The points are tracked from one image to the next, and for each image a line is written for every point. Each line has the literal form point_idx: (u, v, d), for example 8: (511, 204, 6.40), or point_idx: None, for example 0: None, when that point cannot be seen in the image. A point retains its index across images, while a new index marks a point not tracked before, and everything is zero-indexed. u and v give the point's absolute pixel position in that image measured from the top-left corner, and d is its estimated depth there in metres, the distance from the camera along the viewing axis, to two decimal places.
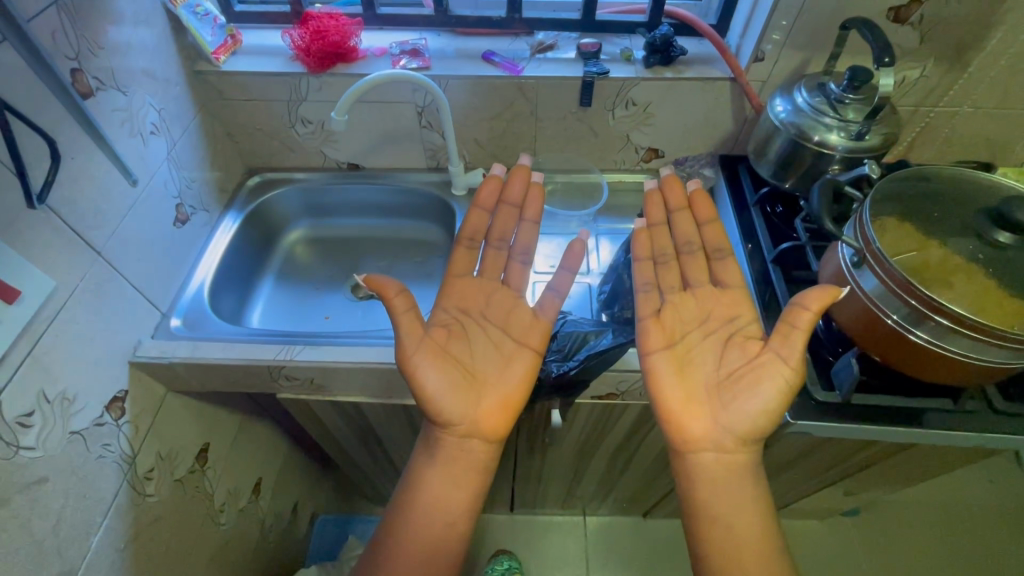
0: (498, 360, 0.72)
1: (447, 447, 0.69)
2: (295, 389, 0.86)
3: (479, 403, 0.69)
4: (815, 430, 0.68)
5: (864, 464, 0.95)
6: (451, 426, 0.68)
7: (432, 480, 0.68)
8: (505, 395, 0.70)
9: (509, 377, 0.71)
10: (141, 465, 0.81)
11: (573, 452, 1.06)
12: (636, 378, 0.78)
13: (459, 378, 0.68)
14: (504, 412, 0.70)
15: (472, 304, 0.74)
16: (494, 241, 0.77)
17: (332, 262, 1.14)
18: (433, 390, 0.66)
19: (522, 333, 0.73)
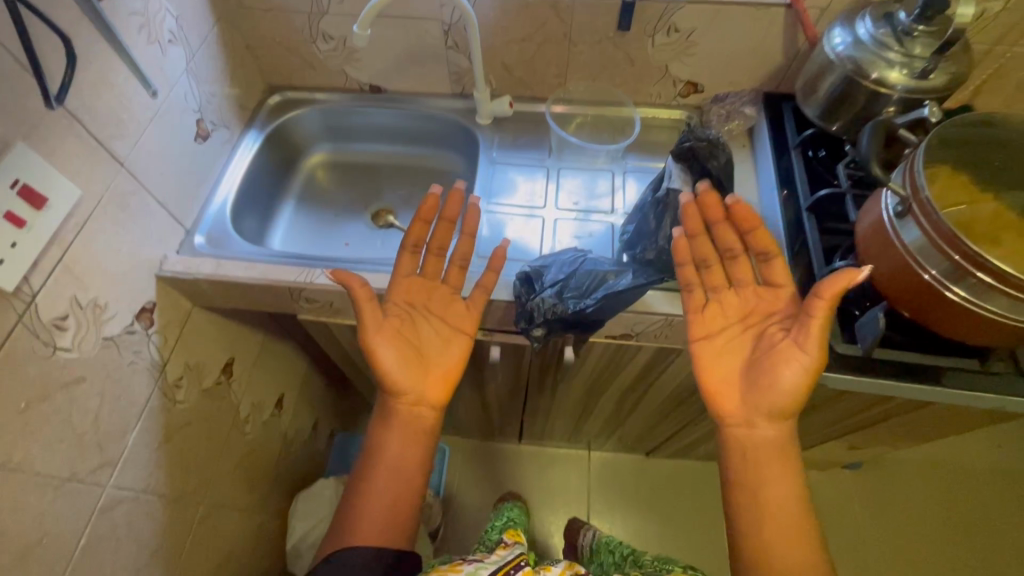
0: (433, 343, 0.72)
1: (400, 415, 0.68)
2: (314, 312, 0.88)
3: (424, 375, 0.70)
4: (833, 382, 0.67)
5: (875, 418, 0.96)
6: (399, 394, 0.68)
7: (388, 444, 0.67)
8: (444, 371, 0.71)
9: (446, 356, 0.71)
10: (171, 373, 0.85)
11: (583, 390, 1.08)
12: (653, 320, 0.77)
13: (409, 355, 0.69)
14: (442, 383, 0.70)
15: (418, 296, 0.72)
16: (435, 249, 0.72)
17: (352, 188, 1.13)
18: (387, 366, 0.67)
19: (458, 318, 0.73)
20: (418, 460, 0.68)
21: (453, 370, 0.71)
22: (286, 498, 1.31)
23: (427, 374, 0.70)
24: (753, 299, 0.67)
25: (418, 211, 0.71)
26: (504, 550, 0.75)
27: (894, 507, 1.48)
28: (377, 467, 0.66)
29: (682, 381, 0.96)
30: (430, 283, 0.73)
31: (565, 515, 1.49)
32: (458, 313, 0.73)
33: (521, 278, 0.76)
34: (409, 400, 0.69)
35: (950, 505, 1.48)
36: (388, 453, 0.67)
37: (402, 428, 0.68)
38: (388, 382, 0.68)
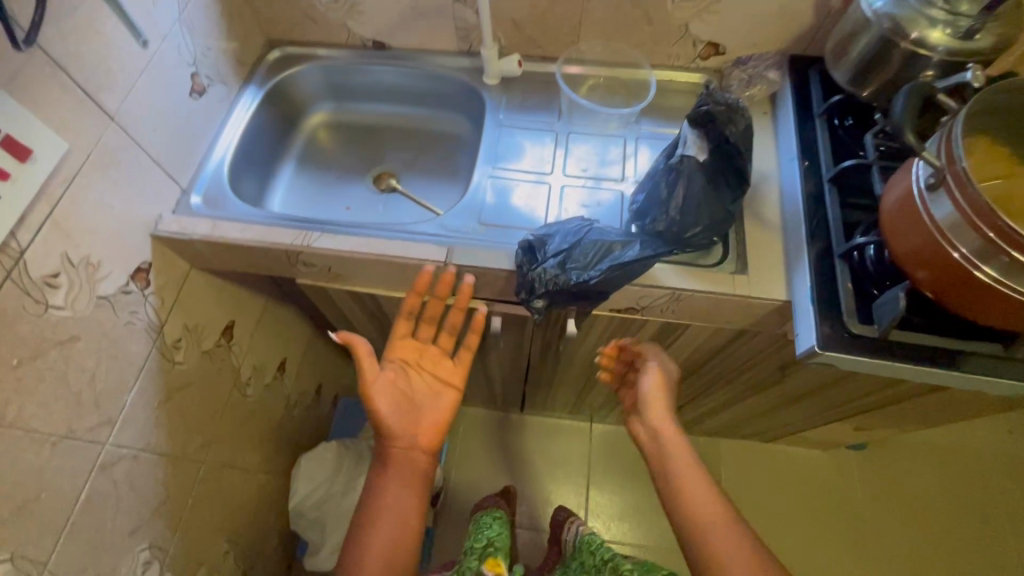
0: (424, 396, 0.78)
1: (398, 458, 0.71)
2: (313, 277, 0.86)
3: (417, 421, 0.75)
4: (846, 364, 0.64)
5: (885, 400, 0.93)
6: (396, 438, 0.72)
7: (388, 487, 0.68)
8: (436, 419, 0.76)
9: (436, 406, 0.77)
10: (169, 334, 0.85)
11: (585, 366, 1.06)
12: (660, 294, 0.74)
13: (405, 404, 0.75)
14: (434, 430, 0.75)
15: (413, 355, 0.80)
16: (427, 317, 0.80)
17: (354, 150, 1.09)
18: (385, 410, 0.73)
19: (447, 373, 0.81)
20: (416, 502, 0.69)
21: (444, 416, 0.77)
22: (289, 460, 1.33)
23: (420, 421, 0.75)
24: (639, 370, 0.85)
25: (415, 285, 0.76)
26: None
27: (897, 488, 1.48)
28: (377, 512, 0.67)
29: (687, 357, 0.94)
30: (422, 346, 0.81)
31: (566, 485, 1.50)
32: (447, 369, 0.81)
33: (523, 246, 0.73)
34: (404, 443, 0.72)
35: (954, 487, 1.47)
36: (388, 494, 0.68)
37: (399, 471, 0.70)
38: (384, 429, 0.72)
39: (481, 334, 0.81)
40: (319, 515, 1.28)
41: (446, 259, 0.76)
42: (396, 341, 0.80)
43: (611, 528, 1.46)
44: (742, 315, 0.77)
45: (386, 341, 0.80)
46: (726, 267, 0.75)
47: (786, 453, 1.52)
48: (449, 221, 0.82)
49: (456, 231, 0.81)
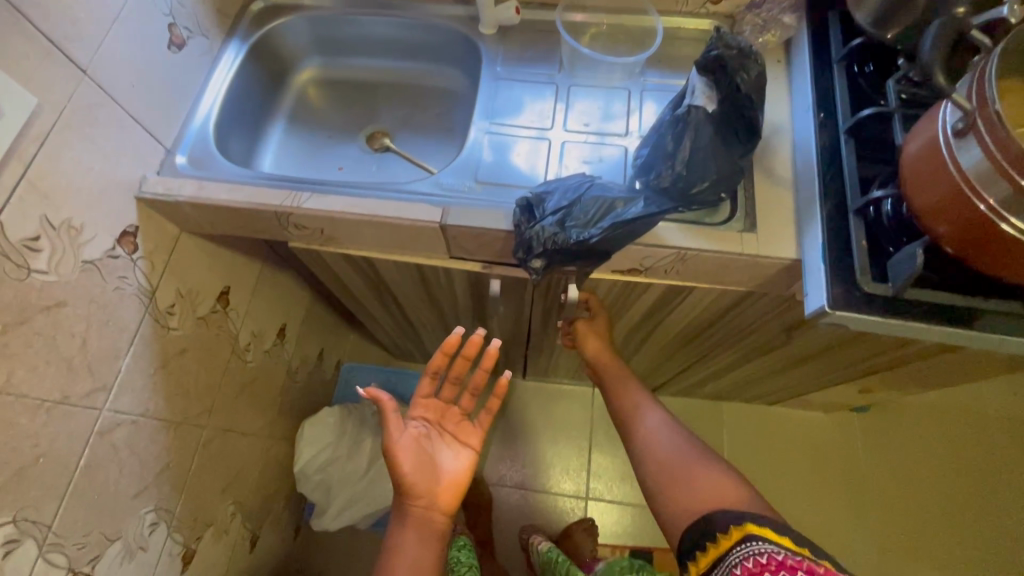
0: (445, 455, 0.77)
1: (416, 518, 0.70)
2: (306, 240, 0.83)
3: (437, 480, 0.74)
4: (857, 323, 0.62)
5: (895, 361, 0.91)
6: (416, 496, 0.71)
7: (407, 548, 0.67)
8: (456, 478, 0.75)
9: (456, 464, 0.77)
10: (162, 300, 0.83)
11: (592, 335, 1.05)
12: (665, 254, 0.71)
13: (428, 461, 0.74)
14: (454, 492, 0.74)
15: (435, 414, 0.82)
16: (452, 378, 0.83)
17: (346, 107, 1.04)
18: (406, 466, 0.72)
19: (465, 434, 0.81)
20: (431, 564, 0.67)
21: (464, 480, 0.76)
22: (293, 425, 1.34)
23: (440, 480, 0.74)
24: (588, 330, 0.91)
25: (443, 346, 0.78)
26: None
27: (899, 449, 1.48)
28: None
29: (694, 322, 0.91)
30: (445, 406, 0.83)
31: (568, 448, 1.52)
32: (467, 430, 0.82)
33: (521, 205, 0.70)
34: (424, 503, 0.71)
35: (958, 448, 1.47)
36: (404, 554, 0.67)
37: (419, 531, 0.69)
38: (405, 486, 0.71)
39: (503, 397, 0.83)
40: (324, 478, 1.30)
41: (441, 220, 0.73)
42: (418, 401, 0.82)
43: (613, 488, 1.48)
44: (749, 276, 0.74)
45: (410, 399, 0.82)
46: (734, 225, 0.72)
47: (789, 415, 1.52)
48: (445, 180, 0.79)
49: (452, 190, 0.77)
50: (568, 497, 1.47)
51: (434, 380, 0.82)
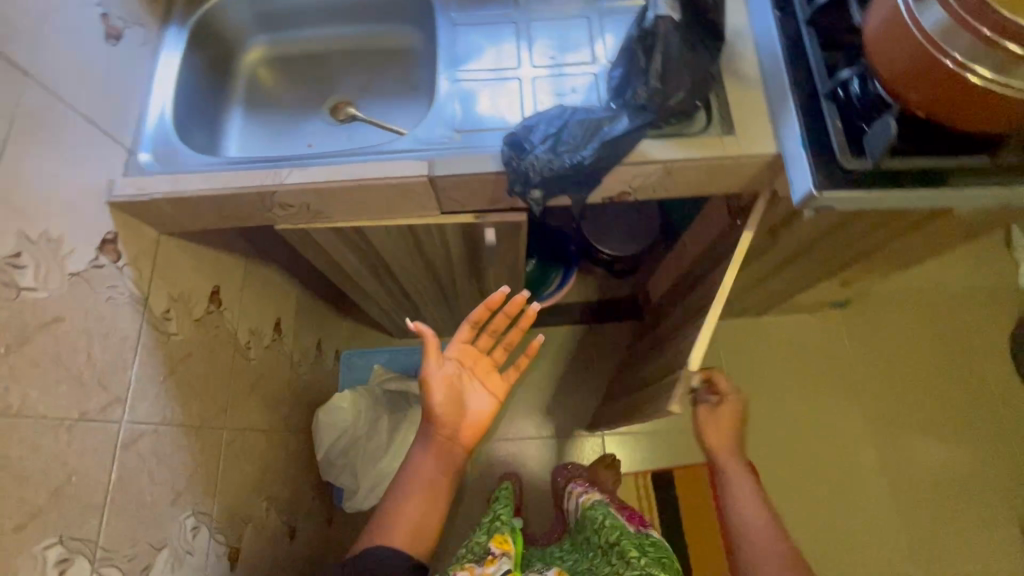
0: (475, 397, 0.86)
1: (437, 442, 0.83)
2: (292, 220, 0.81)
3: (461, 416, 0.84)
4: (841, 202, 0.65)
5: (871, 240, 0.98)
6: (441, 425, 0.83)
7: (425, 465, 0.83)
8: (477, 418, 0.85)
9: (480, 406, 0.86)
10: (156, 306, 0.81)
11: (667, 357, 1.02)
12: (653, 170, 0.73)
13: (456, 401, 0.84)
14: (474, 428, 0.85)
15: (471, 359, 0.88)
16: (489, 331, 0.88)
17: (300, 82, 1.01)
18: (435, 402, 0.83)
19: (495, 385, 0.88)
20: (444, 480, 0.83)
21: (484, 421, 0.86)
22: (306, 417, 1.34)
23: (465, 416, 0.85)
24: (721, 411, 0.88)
25: (485, 299, 0.82)
26: (492, 564, 0.86)
27: (880, 333, 1.58)
28: (414, 486, 0.81)
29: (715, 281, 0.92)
30: (481, 353, 0.89)
31: (578, 390, 1.58)
32: (495, 380, 0.89)
33: (508, 142, 0.71)
34: (446, 433, 0.84)
35: (934, 323, 1.58)
36: (424, 467, 0.83)
37: (438, 456, 0.83)
38: (434, 416, 0.83)
39: (533, 358, 0.90)
40: (349, 461, 1.33)
41: (429, 173, 0.73)
42: (457, 344, 0.87)
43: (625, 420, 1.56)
44: (732, 179, 0.77)
45: (450, 340, 0.88)
46: (713, 131, 0.74)
47: (779, 322, 1.59)
48: (424, 133, 0.78)
49: (432, 143, 0.77)
50: (585, 436, 1.54)
51: (473, 331, 0.87)
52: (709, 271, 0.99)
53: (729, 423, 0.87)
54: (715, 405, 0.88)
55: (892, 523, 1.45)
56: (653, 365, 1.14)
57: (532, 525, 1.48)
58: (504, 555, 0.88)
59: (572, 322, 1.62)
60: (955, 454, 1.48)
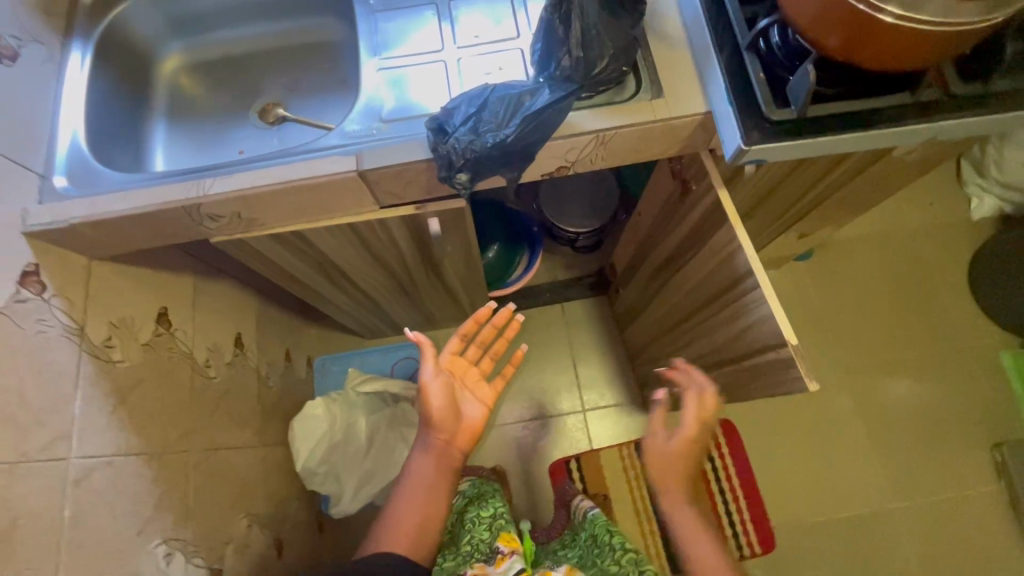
0: (469, 404, 0.89)
1: (436, 448, 0.85)
2: (226, 231, 0.79)
3: (458, 422, 0.86)
4: (771, 154, 0.65)
5: (818, 188, 0.99)
6: (440, 430, 0.85)
7: (426, 471, 0.83)
8: (472, 423, 0.88)
9: (474, 412, 0.89)
10: (95, 334, 0.78)
11: (709, 338, 0.97)
12: (586, 141, 0.72)
13: (454, 408, 0.86)
14: (469, 433, 0.87)
15: (461, 369, 0.92)
16: (477, 344, 0.93)
17: (225, 88, 0.97)
18: (435, 409, 0.84)
19: (484, 394, 0.91)
20: (445, 484, 0.84)
21: (478, 426, 0.88)
22: (282, 429, 1.32)
23: (461, 421, 0.87)
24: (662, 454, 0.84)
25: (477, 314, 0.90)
26: (503, 563, 0.87)
27: (843, 280, 1.61)
28: (416, 492, 0.82)
29: (693, 250, 0.91)
30: (469, 363, 0.93)
31: (554, 370, 1.59)
32: (485, 389, 0.92)
33: (431, 126, 0.69)
34: (445, 437, 0.85)
35: (892, 266, 1.61)
36: (425, 472, 0.83)
37: (436, 459, 0.84)
38: (434, 421, 0.84)
39: (517, 367, 0.98)
40: (331, 467, 1.31)
41: (357, 168, 0.70)
42: (446, 355, 0.91)
43: (604, 394, 1.57)
44: (668, 142, 0.76)
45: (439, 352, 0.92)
46: (642, 96, 0.73)
47: None
48: (351, 127, 0.75)
49: (359, 136, 0.74)
50: (566, 415, 1.56)
51: (462, 343, 0.93)
52: (675, 241, 0.98)
53: (677, 457, 0.83)
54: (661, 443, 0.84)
55: (870, 461, 1.49)
56: (690, 350, 1.08)
57: (522, 507, 1.49)
58: (515, 553, 0.89)
59: (543, 303, 1.62)
60: (922, 389, 1.53)
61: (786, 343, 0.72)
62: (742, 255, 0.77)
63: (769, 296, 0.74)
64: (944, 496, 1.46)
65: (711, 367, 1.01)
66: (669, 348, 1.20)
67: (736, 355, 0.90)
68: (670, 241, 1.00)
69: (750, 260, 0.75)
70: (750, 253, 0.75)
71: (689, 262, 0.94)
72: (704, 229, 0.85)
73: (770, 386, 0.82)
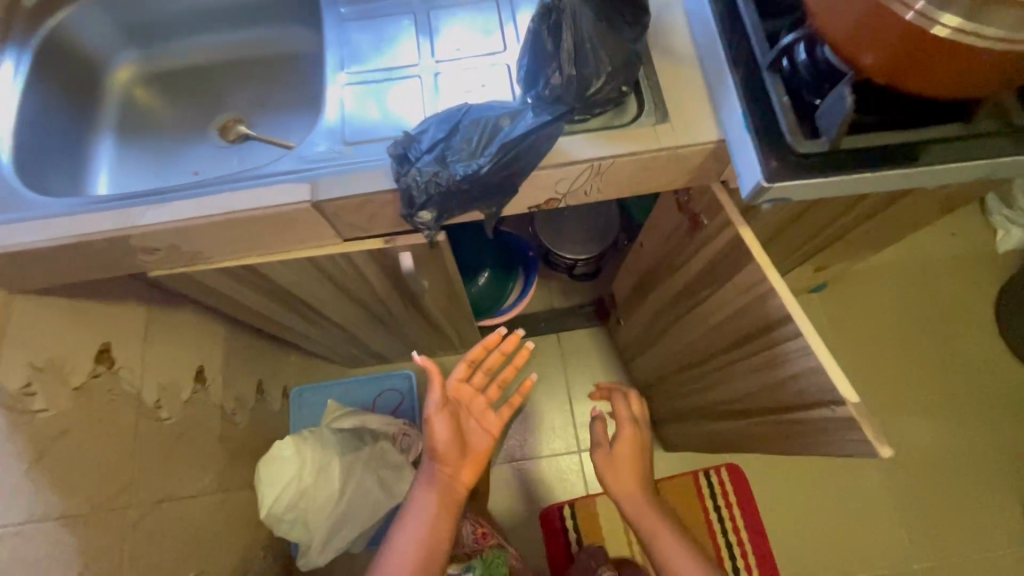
0: (476, 433, 0.78)
1: (437, 484, 0.74)
2: (166, 264, 0.69)
3: (463, 454, 0.76)
4: (797, 193, 0.55)
5: (842, 222, 0.89)
6: (444, 464, 0.75)
7: (425, 510, 0.72)
8: (477, 453, 0.77)
9: (479, 442, 0.77)
10: (12, 381, 0.69)
11: (734, 385, 0.86)
12: (580, 172, 0.62)
13: (459, 439, 0.76)
14: (475, 465, 0.77)
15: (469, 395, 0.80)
16: (488, 369, 0.81)
17: (185, 101, 0.88)
18: (439, 441, 0.75)
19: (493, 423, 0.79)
20: (446, 526, 0.73)
21: (485, 458, 0.77)
22: (248, 470, 1.21)
23: (466, 453, 0.76)
24: (613, 463, 0.85)
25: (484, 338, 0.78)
26: None
27: (860, 314, 1.49)
28: (412, 534, 0.71)
29: (708, 290, 0.81)
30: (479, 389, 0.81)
31: (548, 406, 1.47)
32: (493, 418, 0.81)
33: (392, 152, 0.60)
34: (448, 472, 0.75)
35: (914, 300, 1.50)
36: (424, 512, 0.72)
37: (438, 496, 0.73)
38: (437, 454, 0.74)
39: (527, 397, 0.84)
40: (300, 512, 1.19)
41: (311, 198, 0.61)
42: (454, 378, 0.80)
43: None
44: (675, 172, 0.66)
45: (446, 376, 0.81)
46: (646, 119, 0.63)
47: None
48: (310, 149, 0.66)
49: (317, 160, 0.65)
50: (560, 456, 1.44)
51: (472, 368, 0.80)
52: (684, 279, 0.88)
53: (630, 462, 0.85)
54: (608, 451, 0.86)
55: (890, 515, 1.37)
56: (714, 394, 0.97)
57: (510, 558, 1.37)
58: None
59: (538, 333, 1.50)
60: (948, 436, 1.41)
61: (845, 402, 0.61)
62: (776, 299, 0.66)
63: (819, 348, 0.62)
64: (971, 557, 1.33)
65: (742, 419, 0.89)
66: (684, 389, 1.08)
67: (776, 405, 0.77)
68: (677, 278, 0.90)
69: (788, 305, 0.64)
70: (787, 298, 0.65)
71: (704, 304, 0.83)
72: (723, 268, 0.75)
73: (827, 447, 0.69)
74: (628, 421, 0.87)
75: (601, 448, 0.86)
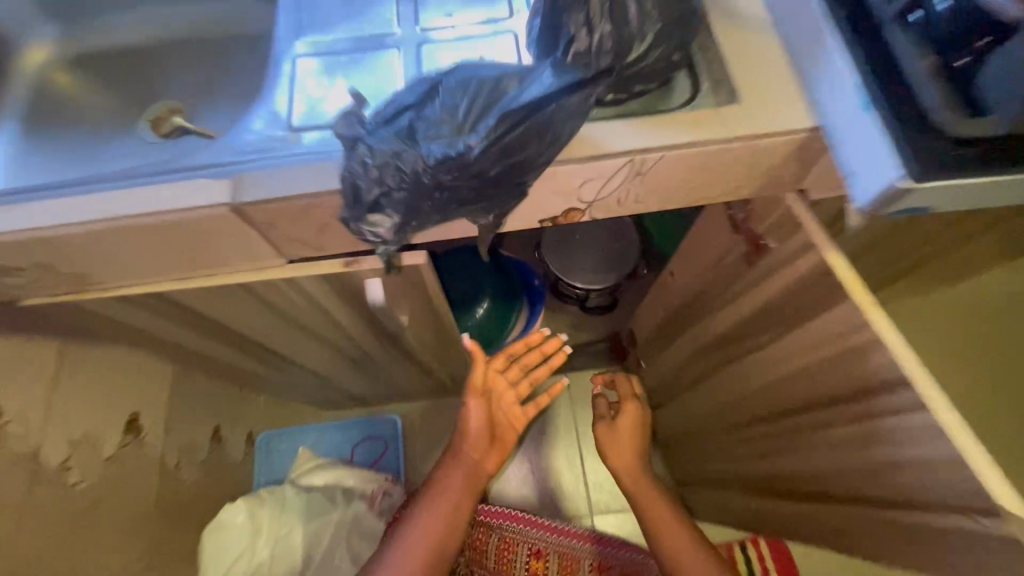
0: (507, 420, 0.72)
1: (466, 465, 0.68)
2: (45, 289, 0.51)
3: (494, 439, 0.70)
4: (949, 199, 0.36)
5: (935, 247, 0.70)
6: (474, 446, 0.68)
7: (449, 491, 0.66)
8: (506, 438, 0.71)
9: (509, 430, 0.72)
10: None
11: (802, 457, 0.66)
12: (616, 170, 0.45)
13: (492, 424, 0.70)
14: (501, 449, 0.71)
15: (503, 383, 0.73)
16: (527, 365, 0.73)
17: (113, 89, 0.71)
18: (473, 423, 0.68)
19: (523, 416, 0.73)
20: (468, 509, 0.66)
21: (511, 445, 0.72)
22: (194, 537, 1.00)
23: (496, 438, 0.70)
24: (614, 444, 0.74)
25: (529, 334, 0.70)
26: None
27: None
28: (432, 515, 0.64)
29: (772, 333, 0.62)
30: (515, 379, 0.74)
31: None
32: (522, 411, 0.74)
33: (341, 131, 0.43)
34: (476, 455, 0.69)
35: None
36: (449, 491, 0.66)
37: (464, 478, 0.67)
38: (469, 434, 0.68)
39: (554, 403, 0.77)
40: None
41: (230, 200, 0.43)
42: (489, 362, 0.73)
43: None
44: (741, 173, 0.48)
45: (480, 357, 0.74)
46: (703, 101, 0.46)
47: None
48: (243, 136, 0.48)
49: (250, 150, 0.47)
50: None
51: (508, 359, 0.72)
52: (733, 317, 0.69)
53: (633, 441, 0.74)
54: (608, 430, 0.75)
55: None
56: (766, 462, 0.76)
57: None
58: None
59: None
60: None
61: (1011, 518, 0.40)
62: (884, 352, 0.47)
63: (959, 431, 0.42)
64: None
65: (810, 496, 0.68)
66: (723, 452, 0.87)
67: (868, 495, 0.57)
68: (722, 317, 0.71)
69: (904, 363, 0.45)
70: (901, 350, 0.45)
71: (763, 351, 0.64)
72: (797, 305, 0.56)
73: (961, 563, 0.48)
74: (629, 398, 0.76)
75: (602, 425, 0.75)
